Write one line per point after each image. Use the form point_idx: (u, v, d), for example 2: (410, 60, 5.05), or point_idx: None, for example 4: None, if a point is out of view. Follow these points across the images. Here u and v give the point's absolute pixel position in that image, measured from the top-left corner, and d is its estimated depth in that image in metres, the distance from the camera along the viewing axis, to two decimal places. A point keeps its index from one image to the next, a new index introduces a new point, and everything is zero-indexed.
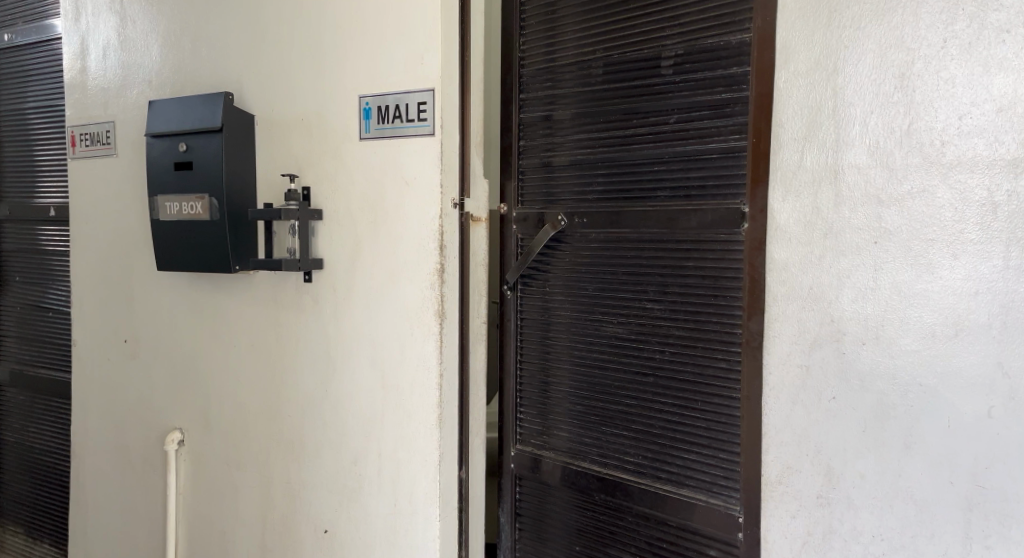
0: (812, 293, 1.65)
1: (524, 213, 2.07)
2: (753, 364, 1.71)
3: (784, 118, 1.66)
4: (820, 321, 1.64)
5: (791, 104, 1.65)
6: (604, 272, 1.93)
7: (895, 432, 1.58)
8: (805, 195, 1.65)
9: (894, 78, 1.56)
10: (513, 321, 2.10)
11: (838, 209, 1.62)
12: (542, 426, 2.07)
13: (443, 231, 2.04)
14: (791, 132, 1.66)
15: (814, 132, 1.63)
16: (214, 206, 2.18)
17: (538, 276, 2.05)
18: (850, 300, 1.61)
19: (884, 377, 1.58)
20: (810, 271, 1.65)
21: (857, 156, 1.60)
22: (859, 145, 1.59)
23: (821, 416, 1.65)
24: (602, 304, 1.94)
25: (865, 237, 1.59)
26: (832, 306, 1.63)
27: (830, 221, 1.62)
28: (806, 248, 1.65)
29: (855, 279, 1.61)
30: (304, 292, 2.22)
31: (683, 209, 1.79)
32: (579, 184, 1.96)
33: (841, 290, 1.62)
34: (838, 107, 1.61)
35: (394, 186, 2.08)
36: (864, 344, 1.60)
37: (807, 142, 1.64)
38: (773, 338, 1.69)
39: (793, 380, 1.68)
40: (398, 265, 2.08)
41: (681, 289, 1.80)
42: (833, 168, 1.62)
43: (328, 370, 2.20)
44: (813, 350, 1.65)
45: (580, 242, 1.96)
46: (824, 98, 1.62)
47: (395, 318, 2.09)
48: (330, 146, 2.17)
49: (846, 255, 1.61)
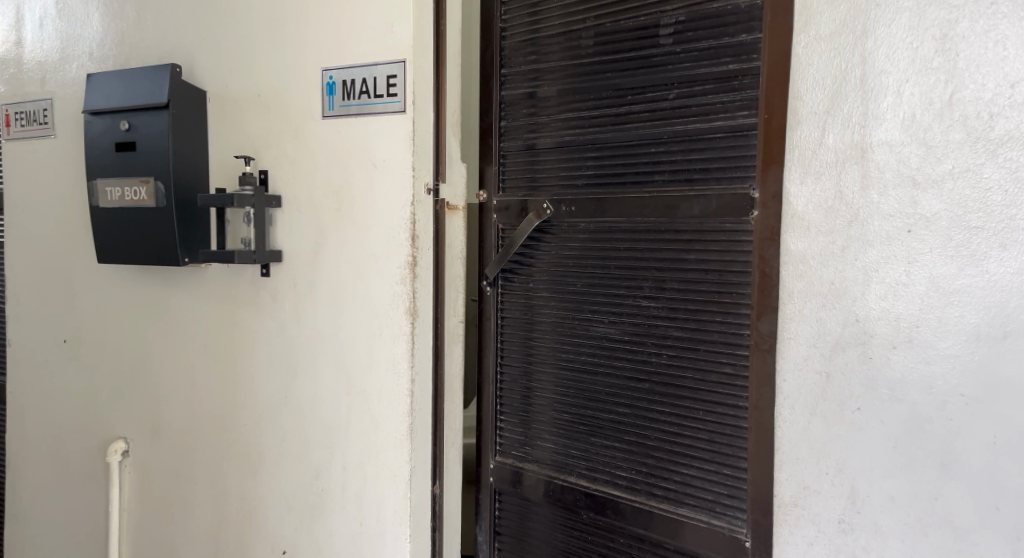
0: (834, 290, 1.46)
1: (506, 202, 1.89)
2: (763, 369, 1.52)
3: (802, 90, 1.47)
4: (842, 322, 1.46)
5: (811, 73, 1.47)
6: (594, 266, 1.74)
7: (931, 450, 1.40)
8: (826, 176, 1.46)
9: (935, 41, 1.38)
10: (493, 320, 1.92)
11: (865, 194, 1.43)
12: (524, 436, 1.88)
13: (416, 220, 1.84)
14: (810, 105, 1.47)
15: (838, 105, 1.45)
16: (161, 192, 1.96)
17: (520, 269, 1.87)
18: (878, 297, 1.43)
19: (918, 387, 1.40)
20: (831, 265, 1.46)
21: (890, 131, 1.41)
22: (892, 120, 1.41)
23: (844, 431, 1.46)
24: (589, 302, 1.76)
25: (895, 226, 1.41)
26: (856, 304, 1.44)
27: (855, 207, 1.44)
28: (826, 239, 1.46)
29: (885, 272, 1.42)
30: (262, 288, 2.01)
31: (683, 195, 1.60)
32: (567, 168, 1.78)
33: (868, 286, 1.44)
34: (867, 76, 1.42)
35: (362, 170, 1.87)
36: (894, 348, 1.42)
37: (831, 117, 1.45)
38: (785, 340, 1.51)
39: (808, 387, 1.49)
40: (366, 256, 1.87)
41: (680, 284, 1.62)
42: (858, 146, 1.43)
43: (288, 374, 1.99)
44: (835, 356, 1.46)
45: (568, 232, 1.78)
46: (849, 67, 1.43)
47: (362, 315, 1.88)
48: (291, 125, 1.95)
49: (873, 245, 1.43)
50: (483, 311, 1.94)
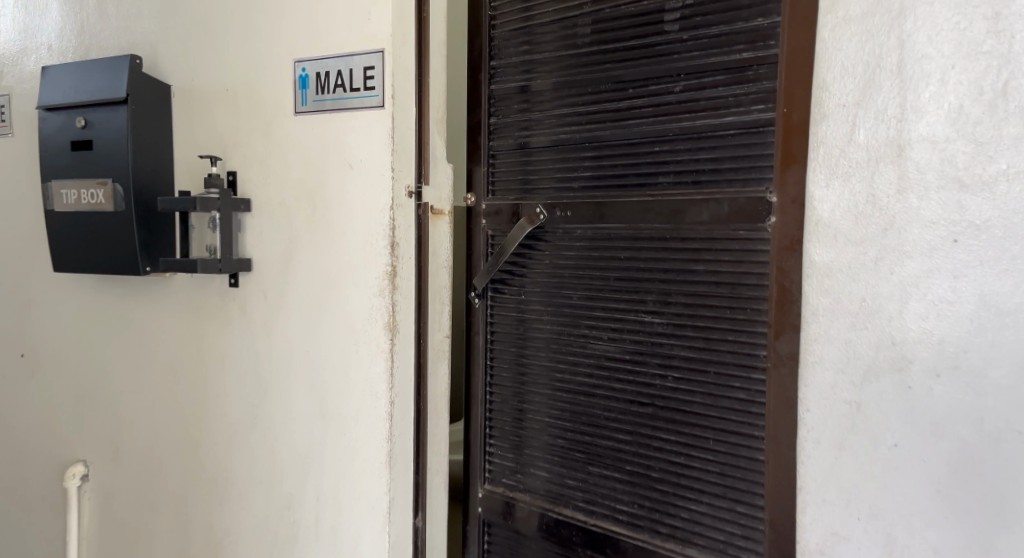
0: (866, 308, 1.29)
1: (496, 206, 1.73)
2: (783, 395, 1.36)
3: (829, 81, 1.31)
4: (875, 344, 1.29)
5: (839, 60, 1.30)
6: (592, 278, 1.58)
7: (981, 495, 1.23)
8: (856, 177, 1.29)
9: (986, 21, 1.21)
10: (482, 336, 1.75)
11: (904, 198, 1.26)
12: (516, 463, 1.72)
13: (396, 226, 1.67)
14: (838, 97, 1.30)
15: (871, 97, 1.28)
16: (120, 194, 1.80)
17: (512, 280, 1.70)
18: (918, 317, 1.26)
19: (966, 421, 1.23)
20: (862, 279, 1.29)
21: (932, 126, 1.24)
22: (935, 113, 1.24)
23: (879, 470, 1.29)
24: (586, 318, 1.59)
25: (939, 234, 1.24)
26: (892, 325, 1.28)
27: (890, 213, 1.27)
28: (856, 249, 1.30)
29: (926, 287, 1.26)
30: (231, 299, 1.85)
31: (691, 198, 1.44)
32: (563, 169, 1.62)
33: (906, 303, 1.27)
34: (905, 63, 1.25)
35: (338, 172, 1.71)
36: (938, 377, 1.25)
37: (862, 110, 1.28)
38: (809, 364, 1.34)
39: (834, 416, 1.32)
40: (342, 265, 1.71)
41: (687, 298, 1.45)
42: (894, 144, 1.27)
43: (259, 393, 1.83)
44: (867, 384, 1.29)
45: (563, 240, 1.62)
46: (883, 54, 1.27)
47: (337, 330, 1.72)
48: (263, 122, 1.79)
49: (912, 256, 1.26)
50: (471, 326, 1.77)
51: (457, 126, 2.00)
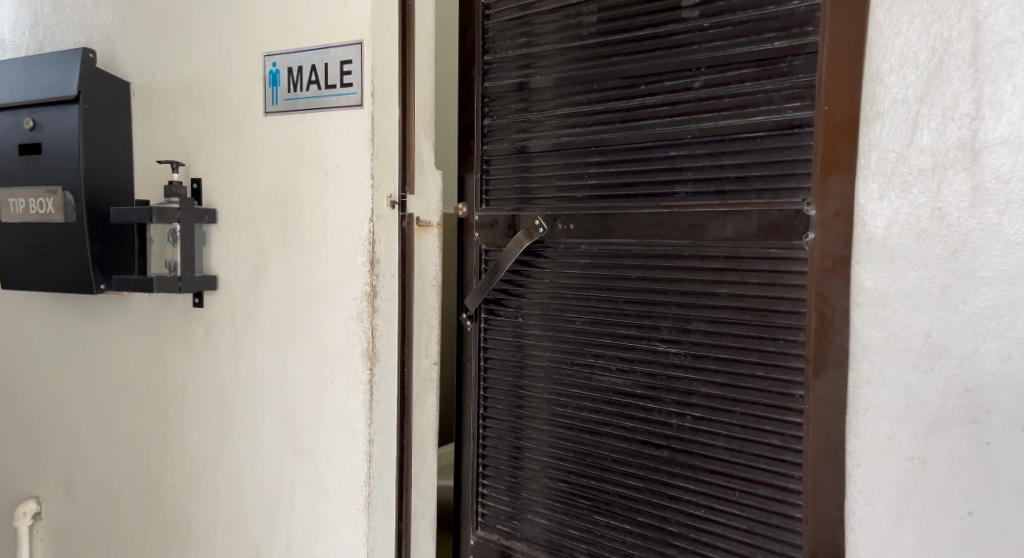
0: (930, 344, 1.10)
1: (491, 218, 1.55)
2: (825, 443, 1.17)
3: (886, 72, 1.11)
4: (944, 389, 1.09)
5: (897, 46, 1.10)
6: (597, 300, 1.39)
7: None
8: (917, 187, 1.10)
9: None
10: (474, 363, 1.57)
11: (979, 211, 1.07)
12: (512, 508, 1.54)
13: (376, 241, 1.49)
14: (896, 91, 1.10)
15: (937, 91, 1.08)
16: (71, 204, 1.61)
17: (508, 301, 1.52)
18: (997, 355, 1.06)
19: None
20: (926, 308, 1.10)
21: (1012, 125, 1.05)
22: (1017, 109, 1.04)
23: (948, 543, 1.09)
24: (592, 345, 1.41)
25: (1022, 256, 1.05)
26: (964, 365, 1.08)
27: (961, 230, 1.08)
28: (921, 272, 1.10)
29: (1007, 320, 1.06)
30: (195, 321, 1.67)
31: (713, 210, 1.25)
32: (565, 177, 1.44)
33: (983, 339, 1.07)
34: (980, 49, 1.06)
35: (313, 180, 1.53)
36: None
37: (927, 107, 1.09)
38: (859, 412, 1.15)
39: (891, 471, 1.13)
40: (316, 284, 1.54)
41: (708, 327, 1.26)
42: (967, 147, 1.07)
43: (224, 428, 1.64)
44: (934, 438, 1.10)
45: (565, 257, 1.44)
46: (952, 39, 1.07)
47: (311, 358, 1.54)
48: (230, 124, 1.61)
49: (990, 282, 1.06)
50: (463, 351, 1.60)
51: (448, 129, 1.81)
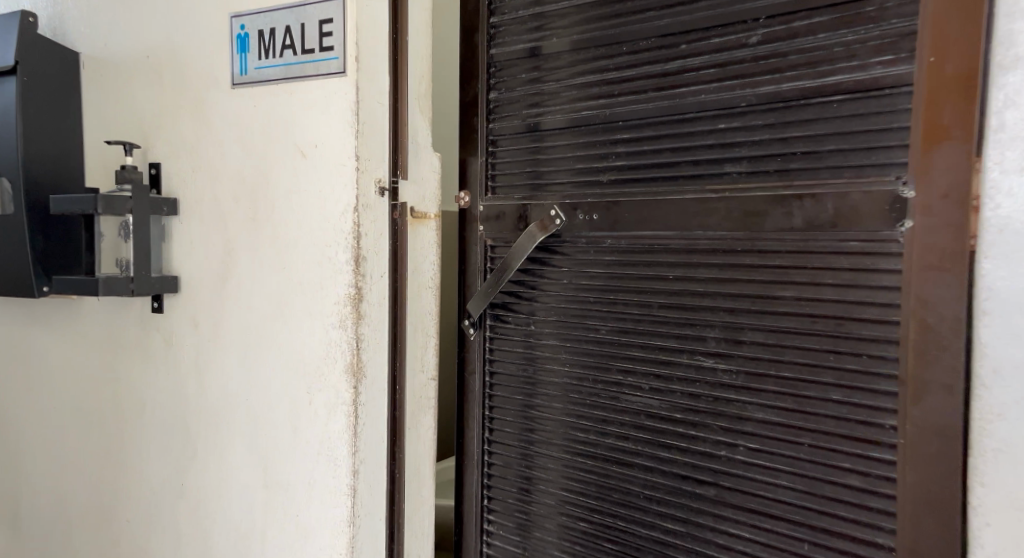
0: None
1: (497, 209, 1.33)
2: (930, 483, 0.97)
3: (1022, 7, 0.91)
4: None
5: None
6: (628, 305, 1.17)
7: None
8: None
9: None
10: (479, 380, 1.34)
11: None
12: (523, 550, 1.31)
13: (362, 235, 1.26)
14: None
15: None
16: (9, 191, 1.39)
17: (517, 306, 1.30)
18: None
19: None
20: None
21: None
22: None
23: None
24: (620, 360, 1.19)
25: None
26: None
27: None
28: None
29: None
30: (153, 329, 1.44)
31: (777, 192, 1.04)
32: (586, 158, 1.22)
33: None
34: None
35: (287, 164, 1.30)
36: None
37: None
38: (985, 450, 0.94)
39: None
40: (290, 287, 1.31)
41: (765, 338, 1.06)
42: None
43: (185, 454, 1.41)
44: None
45: (587, 252, 1.22)
46: None
47: (284, 373, 1.32)
48: (192, 98, 1.38)
49: None
50: (464, 364, 1.37)
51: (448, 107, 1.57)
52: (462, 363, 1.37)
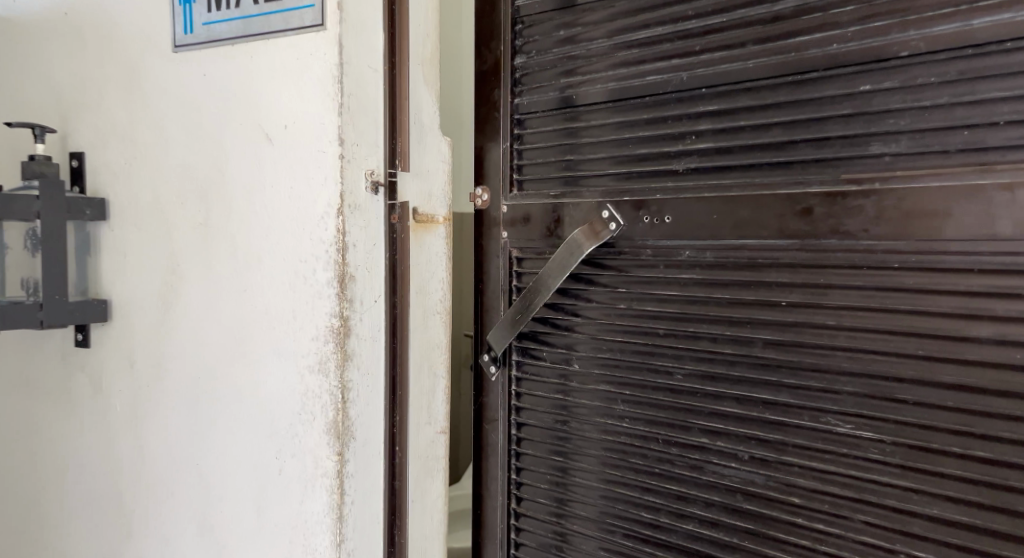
0: None
1: (524, 209, 1.05)
2: None
3: None
4: None
5: None
6: (717, 339, 0.89)
7: None
8: None
9: None
10: (503, 431, 1.07)
11: None
12: None
13: (349, 246, 0.93)
14: None
15: None
16: None
17: (553, 334, 1.02)
18: None
19: None
20: None
21: None
22: None
23: None
24: (703, 417, 0.90)
25: None
26: None
27: None
28: None
29: None
30: (76, 372, 1.10)
31: (968, 179, 0.76)
32: (648, 144, 0.93)
33: None
34: None
35: (246, 152, 0.96)
36: None
37: None
38: None
39: None
40: (249, 319, 0.98)
41: (938, 408, 0.78)
42: None
43: (120, 537, 1.08)
44: None
45: (656, 266, 0.93)
46: None
47: (243, 434, 0.99)
48: (121, 66, 1.04)
49: None
50: (483, 412, 1.10)
51: (459, 88, 1.24)
52: (480, 411, 1.10)
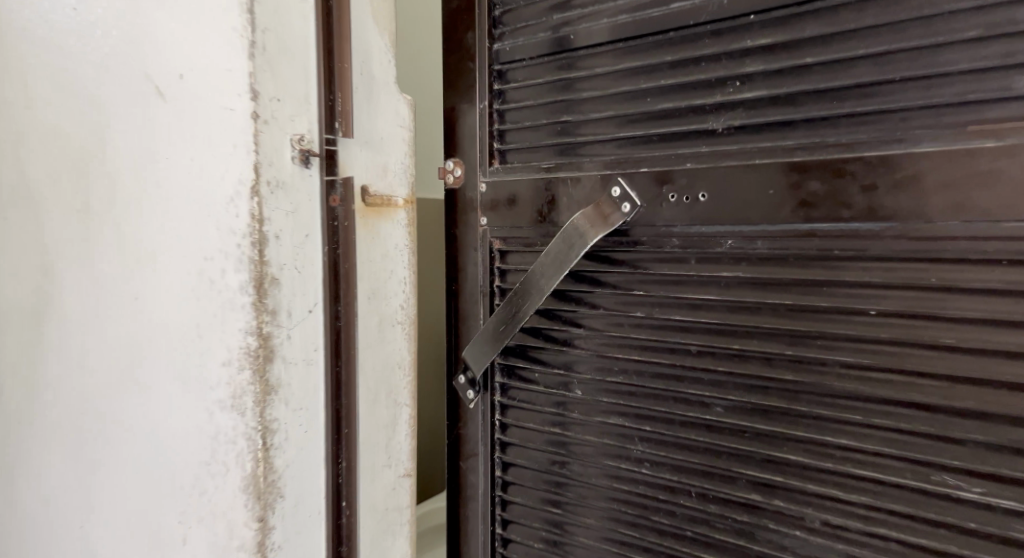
0: None
1: (509, 186, 0.82)
2: None
3: None
4: None
5: None
6: (773, 360, 0.70)
7: None
8: None
9: None
10: (484, 473, 0.86)
11: None
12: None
13: (269, 240, 0.69)
14: None
15: None
16: None
17: (548, 350, 0.81)
18: None
19: None
20: None
21: None
22: None
23: None
24: (754, 467, 0.71)
25: None
26: None
27: None
28: None
29: None
30: None
31: None
32: (670, 98, 0.73)
33: None
34: None
35: (121, 109, 0.70)
36: None
37: None
38: None
39: None
40: (132, 338, 0.72)
41: None
42: None
43: None
44: None
45: (685, 260, 0.73)
46: None
47: (128, 493, 0.73)
48: None
49: None
50: (458, 448, 0.87)
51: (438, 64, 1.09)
52: (456, 448, 0.87)
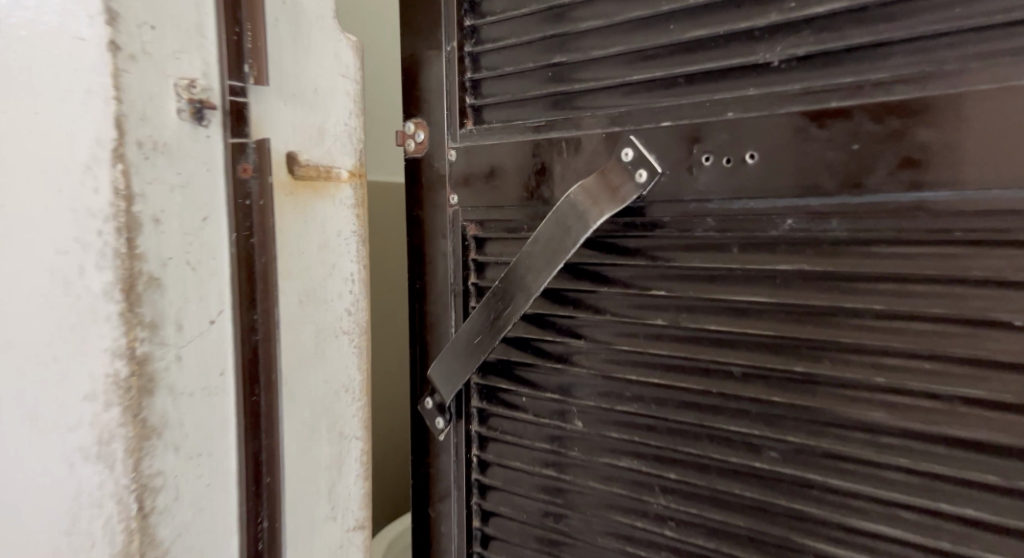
0: None
1: (484, 151, 0.63)
2: None
3: None
4: None
5: None
6: (855, 395, 0.52)
7: None
8: None
9: None
10: (457, 525, 0.67)
11: None
12: None
13: (143, 225, 0.49)
14: None
15: None
16: None
17: (539, 366, 0.62)
18: None
19: None
20: None
21: None
22: None
23: None
24: (826, 536, 0.53)
25: None
26: None
27: None
28: None
29: None
30: None
31: None
32: (699, 23, 0.54)
33: None
34: None
35: None
36: None
37: None
38: None
39: None
40: None
41: None
42: None
43: None
44: None
45: (724, 247, 0.54)
46: None
47: None
48: None
49: None
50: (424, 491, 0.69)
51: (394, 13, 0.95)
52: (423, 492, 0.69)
